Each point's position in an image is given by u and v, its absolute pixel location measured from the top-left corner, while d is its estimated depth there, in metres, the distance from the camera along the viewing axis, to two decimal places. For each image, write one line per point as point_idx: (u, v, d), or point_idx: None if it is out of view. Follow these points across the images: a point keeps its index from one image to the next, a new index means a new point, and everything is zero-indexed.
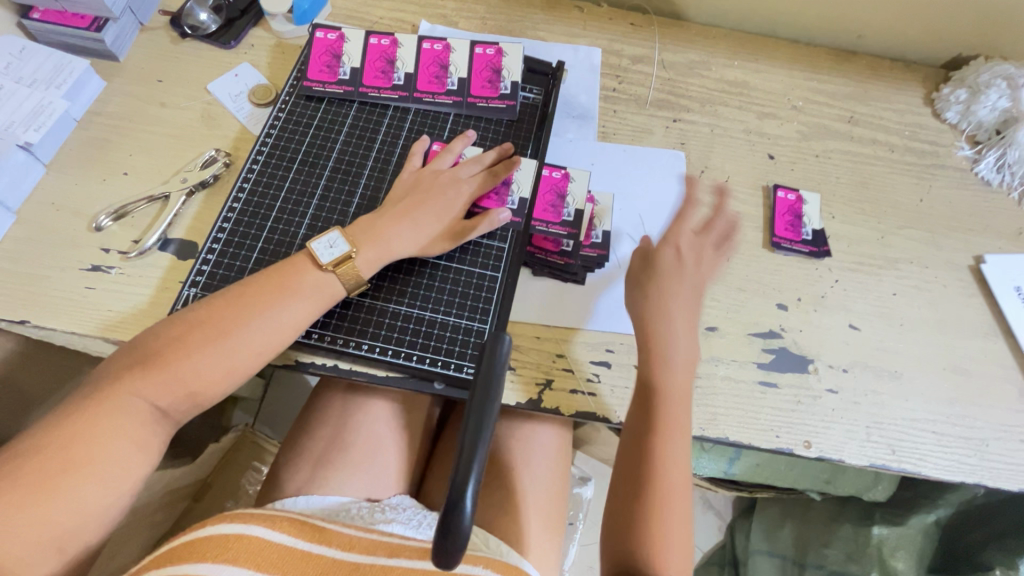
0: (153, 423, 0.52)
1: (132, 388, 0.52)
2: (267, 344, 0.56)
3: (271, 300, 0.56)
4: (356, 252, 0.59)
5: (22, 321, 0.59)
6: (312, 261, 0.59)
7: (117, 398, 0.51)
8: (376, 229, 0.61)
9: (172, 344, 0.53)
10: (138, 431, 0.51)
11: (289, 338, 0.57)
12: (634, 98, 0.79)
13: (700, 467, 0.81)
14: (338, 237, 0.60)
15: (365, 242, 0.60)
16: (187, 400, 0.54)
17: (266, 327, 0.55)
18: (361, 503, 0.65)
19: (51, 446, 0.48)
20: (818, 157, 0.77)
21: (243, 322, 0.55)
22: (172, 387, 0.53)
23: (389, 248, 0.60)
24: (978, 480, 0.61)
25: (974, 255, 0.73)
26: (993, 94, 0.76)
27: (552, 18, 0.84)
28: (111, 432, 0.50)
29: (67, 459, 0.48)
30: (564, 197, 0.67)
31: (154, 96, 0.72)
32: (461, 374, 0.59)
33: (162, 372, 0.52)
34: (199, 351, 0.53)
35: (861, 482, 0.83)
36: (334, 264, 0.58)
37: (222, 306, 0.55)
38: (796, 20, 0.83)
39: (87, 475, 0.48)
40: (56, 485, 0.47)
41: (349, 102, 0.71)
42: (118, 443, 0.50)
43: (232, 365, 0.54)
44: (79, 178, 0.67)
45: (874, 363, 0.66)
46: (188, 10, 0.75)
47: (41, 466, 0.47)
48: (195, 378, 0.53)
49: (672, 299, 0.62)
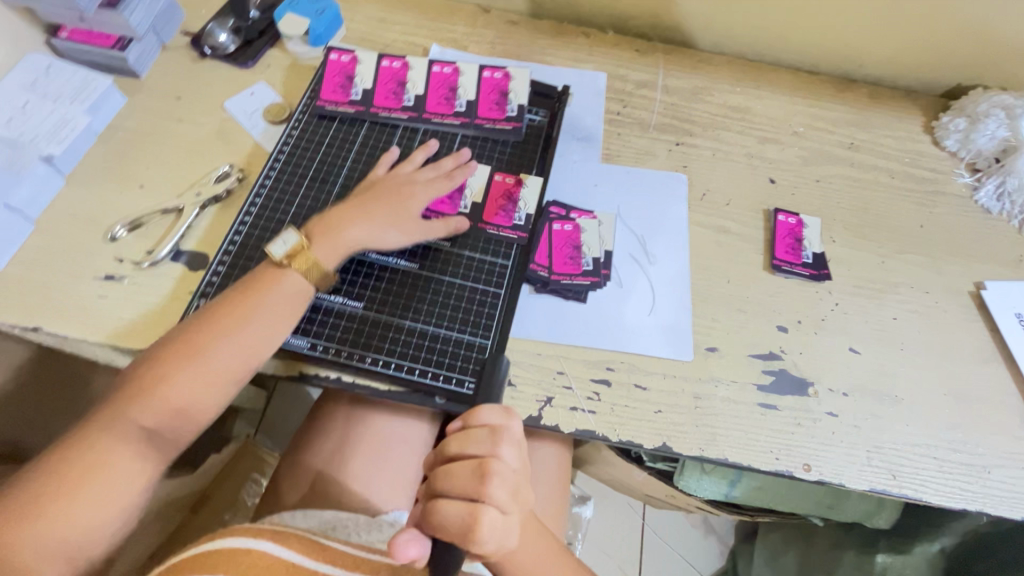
0: (148, 443, 0.53)
1: (124, 413, 0.53)
2: (247, 353, 0.57)
3: (246, 311, 0.57)
4: (309, 244, 0.61)
5: (36, 327, 0.60)
6: (269, 261, 0.60)
7: (110, 423, 0.52)
8: (330, 223, 0.62)
9: (157, 363, 0.54)
10: (131, 453, 0.52)
11: (268, 343, 0.57)
12: (637, 122, 0.81)
13: (700, 490, 0.79)
14: (292, 235, 0.61)
15: (319, 235, 0.62)
16: (177, 415, 0.54)
17: (242, 335, 0.56)
18: (357, 519, 0.65)
19: (51, 474, 0.50)
20: (819, 182, 0.79)
21: (221, 335, 0.56)
22: (159, 405, 0.53)
23: (344, 240, 0.62)
24: (980, 508, 0.61)
25: (975, 281, 0.73)
26: (992, 123, 0.77)
27: (559, 44, 0.86)
28: (107, 457, 0.51)
29: (70, 475, 0.50)
30: (579, 248, 0.69)
31: (173, 112, 0.75)
32: (461, 390, 0.60)
33: (145, 393, 0.53)
34: (176, 369, 0.54)
35: (863, 509, 0.82)
36: (288, 257, 0.60)
37: (199, 322, 0.56)
38: (798, 48, 0.85)
39: (88, 497, 0.50)
40: (60, 510, 0.49)
41: (360, 121, 0.73)
42: (113, 468, 0.51)
43: (213, 376, 0.55)
44: (98, 190, 0.69)
45: (874, 388, 0.66)
46: (208, 32, 0.79)
47: (44, 492, 0.49)
48: (180, 394, 0.54)
49: (547, 455, 0.73)
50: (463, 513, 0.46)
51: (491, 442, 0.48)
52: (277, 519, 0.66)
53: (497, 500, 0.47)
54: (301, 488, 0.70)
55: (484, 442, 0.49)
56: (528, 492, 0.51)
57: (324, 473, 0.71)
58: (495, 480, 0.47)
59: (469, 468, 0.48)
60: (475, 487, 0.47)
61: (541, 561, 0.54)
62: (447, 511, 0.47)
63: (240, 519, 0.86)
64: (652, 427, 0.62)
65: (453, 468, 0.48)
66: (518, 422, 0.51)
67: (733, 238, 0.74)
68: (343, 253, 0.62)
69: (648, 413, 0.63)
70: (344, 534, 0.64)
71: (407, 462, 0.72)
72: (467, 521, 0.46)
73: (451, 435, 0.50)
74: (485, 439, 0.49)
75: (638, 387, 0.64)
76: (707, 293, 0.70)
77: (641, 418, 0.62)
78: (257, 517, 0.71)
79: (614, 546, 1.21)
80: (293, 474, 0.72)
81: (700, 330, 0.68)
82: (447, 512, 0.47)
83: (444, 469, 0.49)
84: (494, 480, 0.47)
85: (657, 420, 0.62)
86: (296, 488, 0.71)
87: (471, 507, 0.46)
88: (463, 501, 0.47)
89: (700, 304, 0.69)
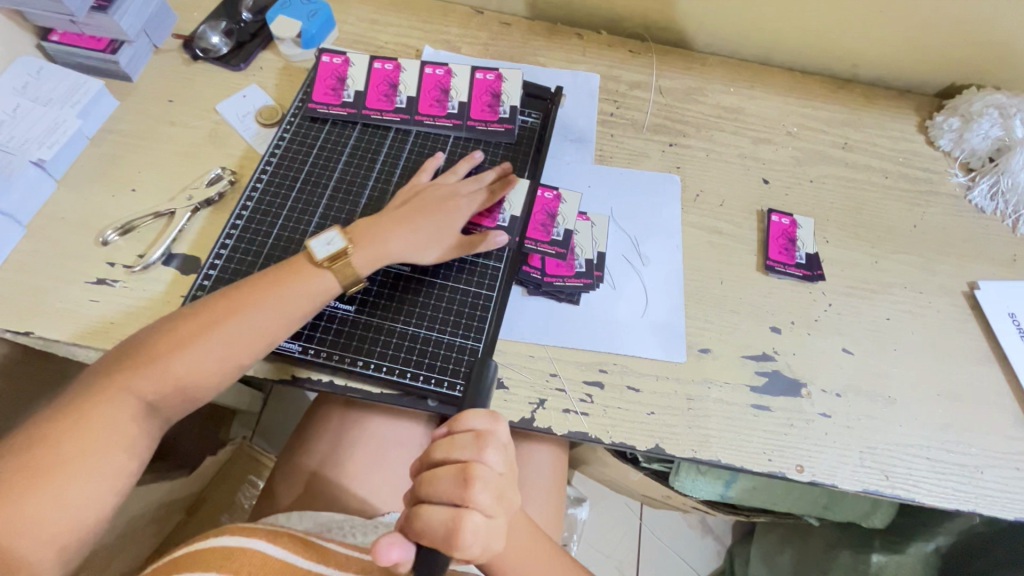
0: (145, 418, 0.54)
1: (128, 382, 0.53)
2: (259, 338, 0.57)
3: (266, 295, 0.57)
4: (352, 249, 0.61)
5: (27, 331, 0.60)
6: (309, 259, 0.60)
7: (112, 391, 0.52)
8: (373, 229, 0.63)
9: (167, 337, 0.55)
10: (129, 427, 0.52)
11: (279, 332, 0.58)
12: (631, 123, 0.81)
13: (695, 490, 0.78)
14: (336, 236, 0.61)
15: (362, 242, 0.62)
16: (179, 393, 0.55)
17: (259, 319, 0.57)
18: (353, 521, 0.64)
19: (46, 439, 0.49)
20: (812, 182, 0.79)
21: (237, 315, 0.56)
22: (164, 379, 0.54)
23: (383, 248, 0.62)
24: (973, 508, 0.61)
25: (968, 281, 0.73)
26: (986, 122, 0.77)
27: (553, 44, 0.86)
28: (106, 426, 0.51)
29: (60, 453, 0.49)
30: (572, 249, 0.69)
31: (164, 115, 0.75)
32: (453, 393, 0.60)
33: (152, 365, 0.54)
34: (190, 343, 0.55)
35: (859, 509, 0.82)
36: (330, 260, 0.60)
37: (218, 300, 0.57)
38: (792, 48, 0.85)
39: (80, 467, 0.49)
40: (52, 478, 0.48)
41: (352, 124, 0.73)
42: (109, 439, 0.51)
43: (223, 356, 0.56)
44: (89, 193, 0.69)
45: (867, 388, 0.66)
46: (201, 34, 0.78)
47: (37, 458, 0.48)
48: (187, 369, 0.54)
49: (542, 457, 0.73)
50: (446, 518, 0.45)
51: (476, 447, 0.47)
52: (271, 520, 0.65)
53: (481, 505, 0.46)
54: (295, 490, 0.70)
55: (469, 446, 0.48)
56: (514, 495, 0.50)
57: (319, 475, 0.70)
58: (479, 485, 0.46)
59: (452, 473, 0.47)
60: (458, 492, 0.46)
61: (530, 560, 0.54)
62: (429, 517, 0.46)
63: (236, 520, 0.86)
64: (645, 429, 0.62)
65: (436, 472, 0.47)
66: (503, 426, 0.50)
67: (726, 239, 0.74)
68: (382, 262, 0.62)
69: (641, 415, 0.63)
70: (339, 534, 0.62)
71: (403, 464, 0.72)
72: (451, 527, 0.45)
73: (436, 441, 0.49)
74: (470, 443, 0.48)
75: (631, 389, 0.64)
76: (700, 294, 0.70)
77: (634, 420, 0.62)
78: (253, 519, 0.71)
79: (612, 547, 1.21)
80: (288, 476, 0.72)
81: (693, 331, 0.68)
82: (430, 518, 0.46)
83: (427, 474, 0.48)
84: (478, 485, 0.46)
85: (650, 421, 0.62)
86: (290, 490, 0.70)
87: (455, 512, 0.45)
88: (446, 506, 0.46)
89: (694, 305, 0.69)
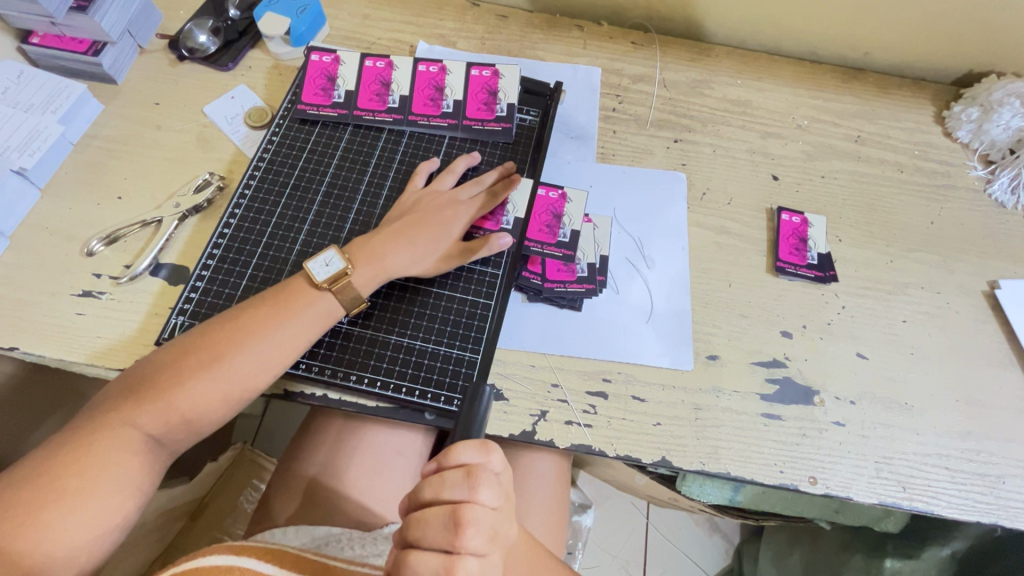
0: (147, 452, 0.53)
1: (130, 417, 0.52)
2: (261, 371, 0.55)
3: (269, 326, 0.56)
4: (352, 269, 0.59)
5: (10, 347, 0.58)
6: (309, 281, 0.59)
7: (113, 426, 0.52)
8: (372, 247, 0.61)
9: (167, 370, 0.54)
10: (130, 462, 0.51)
11: (282, 363, 0.56)
12: (634, 118, 0.77)
13: (704, 495, 0.75)
14: (334, 255, 0.59)
15: (362, 260, 0.60)
16: (181, 425, 0.54)
17: (262, 351, 0.55)
18: (351, 532, 0.63)
19: (45, 474, 0.48)
20: (824, 178, 0.75)
21: (240, 347, 0.54)
22: (166, 414, 0.53)
23: (384, 266, 0.60)
24: (994, 520, 0.58)
25: (988, 280, 0.70)
26: (1006, 112, 0.73)
27: (552, 37, 0.83)
28: (106, 462, 0.50)
29: (60, 488, 0.48)
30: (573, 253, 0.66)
31: (151, 118, 0.72)
32: (450, 406, 0.58)
33: (154, 399, 0.53)
34: (191, 377, 0.53)
35: (871, 513, 0.78)
36: (330, 282, 0.58)
37: (220, 330, 0.55)
38: (802, 37, 0.81)
39: (78, 504, 0.48)
40: (49, 515, 0.47)
41: (343, 125, 0.70)
42: (108, 474, 0.50)
43: (226, 389, 0.54)
44: (75, 202, 0.67)
45: (883, 395, 0.63)
46: (187, 32, 0.76)
47: (34, 492, 0.47)
48: (190, 404, 0.53)
49: (543, 465, 0.71)
50: (438, 566, 0.43)
51: (467, 486, 0.45)
52: (268, 533, 0.64)
53: (473, 549, 0.44)
54: (294, 503, 0.68)
55: (459, 486, 0.45)
56: (509, 530, 0.47)
57: (316, 485, 0.69)
58: (470, 529, 0.44)
59: (441, 516, 0.44)
60: (449, 537, 0.44)
61: None
62: (419, 565, 0.43)
63: (241, 525, 0.85)
64: (651, 441, 0.60)
65: (425, 515, 0.45)
66: (496, 456, 0.47)
67: (734, 239, 0.71)
68: (384, 281, 0.60)
69: (647, 426, 0.60)
70: (336, 548, 0.60)
71: (403, 474, 0.70)
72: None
73: (424, 479, 0.46)
74: (460, 482, 0.45)
75: (637, 399, 0.61)
76: (707, 298, 0.67)
77: (640, 432, 0.60)
78: (251, 533, 0.69)
79: (618, 546, 1.19)
80: (285, 489, 0.70)
81: (700, 336, 0.65)
82: (419, 567, 0.43)
83: (415, 517, 0.45)
84: (469, 529, 0.44)
85: (657, 433, 0.60)
86: (288, 503, 0.69)
87: (446, 560, 0.43)
88: (437, 553, 0.44)
89: (701, 310, 0.66)
